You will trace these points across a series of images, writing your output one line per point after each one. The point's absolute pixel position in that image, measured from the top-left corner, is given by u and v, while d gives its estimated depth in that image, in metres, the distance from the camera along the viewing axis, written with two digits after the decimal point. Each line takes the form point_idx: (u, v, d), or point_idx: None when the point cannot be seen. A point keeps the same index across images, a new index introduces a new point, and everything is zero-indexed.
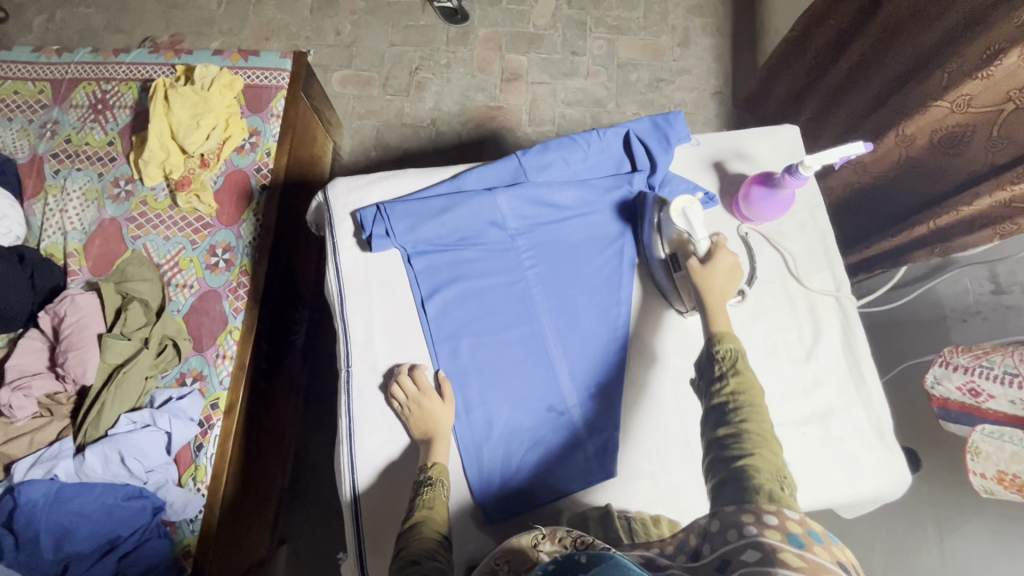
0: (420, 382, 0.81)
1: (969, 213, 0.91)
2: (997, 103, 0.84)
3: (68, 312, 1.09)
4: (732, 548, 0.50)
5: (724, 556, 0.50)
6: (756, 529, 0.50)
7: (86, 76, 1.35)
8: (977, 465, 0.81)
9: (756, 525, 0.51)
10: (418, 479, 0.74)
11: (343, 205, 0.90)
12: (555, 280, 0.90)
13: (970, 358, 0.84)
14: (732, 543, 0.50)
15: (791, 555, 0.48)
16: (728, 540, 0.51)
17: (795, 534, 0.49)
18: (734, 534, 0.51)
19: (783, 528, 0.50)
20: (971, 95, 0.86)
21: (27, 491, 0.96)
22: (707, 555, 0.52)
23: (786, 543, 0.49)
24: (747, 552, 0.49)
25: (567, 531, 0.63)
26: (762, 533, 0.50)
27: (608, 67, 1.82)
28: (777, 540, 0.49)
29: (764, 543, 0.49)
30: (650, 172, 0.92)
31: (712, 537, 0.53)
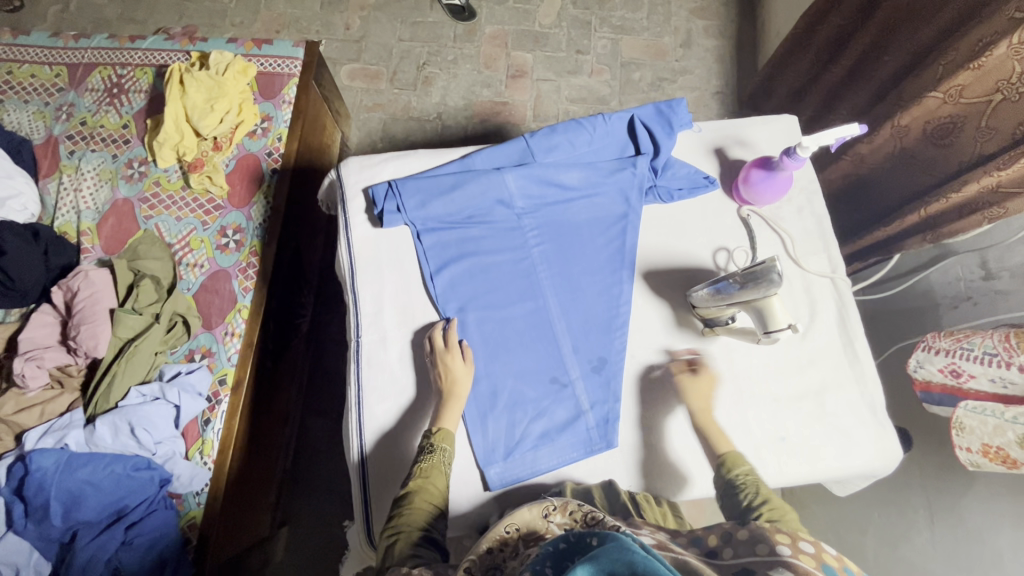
0: (448, 339, 0.84)
1: (959, 200, 0.94)
2: (987, 95, 0.87)
3: (81, 287, 1.11)
4: (759, 560, 0.54)
5: (747, 564, 0.55)
6: (789, 551, 0.54)
7: (102, 61, 1.38)
8: (964, 440, 0.83)
9: (790, 548, 0.54)
10: (421, 443, 0.77)
11: (355, 182, 0.93)
12: (560, 259, 0.93)
13: (951, 342, 0.87)
14: (760, 556, 0.55)
15: None
16: (756, 553, 0.55)
17: (827, 565, 0.52)
18: (765, 549, 0.55)
19: (818, 557, 0.53)
20: (963, 86, 0.89)
21: (38, 459, 0.98)
22: (731, 561, 0.57)
23: (820, 571, 0.52)
24: (775, 569, 0.52)
25: (578, 505, 0.66)
26: (795, 556, 0.53)
27: (612, 66, 1.86)
28: (809, 566, 0.52)
29: (794, 564, 0.52)
30: (652, 155, 0.94)
31: (737, 545, 0.58)
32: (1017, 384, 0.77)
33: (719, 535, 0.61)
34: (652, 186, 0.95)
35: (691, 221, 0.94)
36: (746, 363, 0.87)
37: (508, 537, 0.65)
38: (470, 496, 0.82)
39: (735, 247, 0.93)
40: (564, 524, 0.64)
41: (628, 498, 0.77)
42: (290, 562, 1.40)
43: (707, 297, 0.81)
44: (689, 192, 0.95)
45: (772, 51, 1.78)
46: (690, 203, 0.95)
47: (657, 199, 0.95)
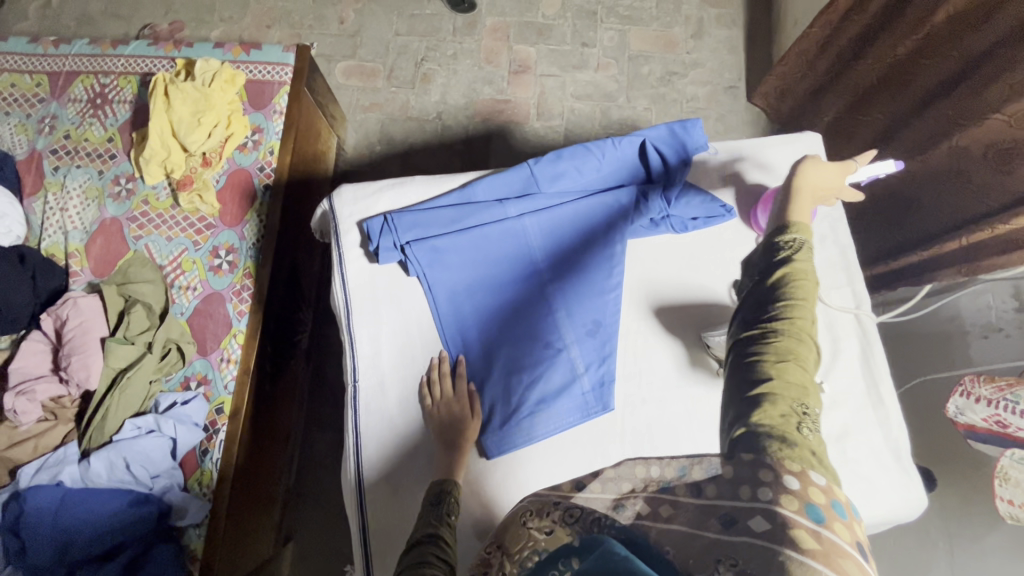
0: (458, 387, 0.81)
1: (1006, 232, 0.93)
2: None
3: (70, 315, 1.08)
4: (739, 506, 0.48)
5: (730, 511, 0.48)
6: (772, 495, 0.47)
7: (84, 69, 1.31)
8: (1006, 490, 0.81)
9: (773, 490, 0.48)
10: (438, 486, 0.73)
11: (349, 215, 0.88)
12: (551, 224, 0.87)
13: (992, 389, 0.84)
14: (742, 501, 0.48)
15: (803, 533, 0.44)
16: (739, 497, 0.48)
17: (813, 506, 0.47)
18: (746, 491, 0.48)
19: (804, 495, 0.48)
20: None
21: (34, 497, 0.97)
22: (715, 499, 0.49)
23: (803, 515, 0.46)
24: (756, 518, 0.46)
25: (555, 507, 0.59)
26: (778, 502, 0.47)
27: (619, 59, 1.77)
28: (794, 513, 0.46)
29: (778, 513, 0.46)
30: (665, 182, 0.88)
31: (721, 484, 0.51)
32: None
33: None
34: (664, 216, 0.88)
35: (707, 252, 0.89)
36: None
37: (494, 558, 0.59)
38: None
39: None
40: (544, 529, 0.56)
41: None
42: None
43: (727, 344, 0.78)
44: (705, 222, 0.88)
45: (789, 42, 1.68)
46: (706, 233, 0.89)
47: (670, 230, 0.88)
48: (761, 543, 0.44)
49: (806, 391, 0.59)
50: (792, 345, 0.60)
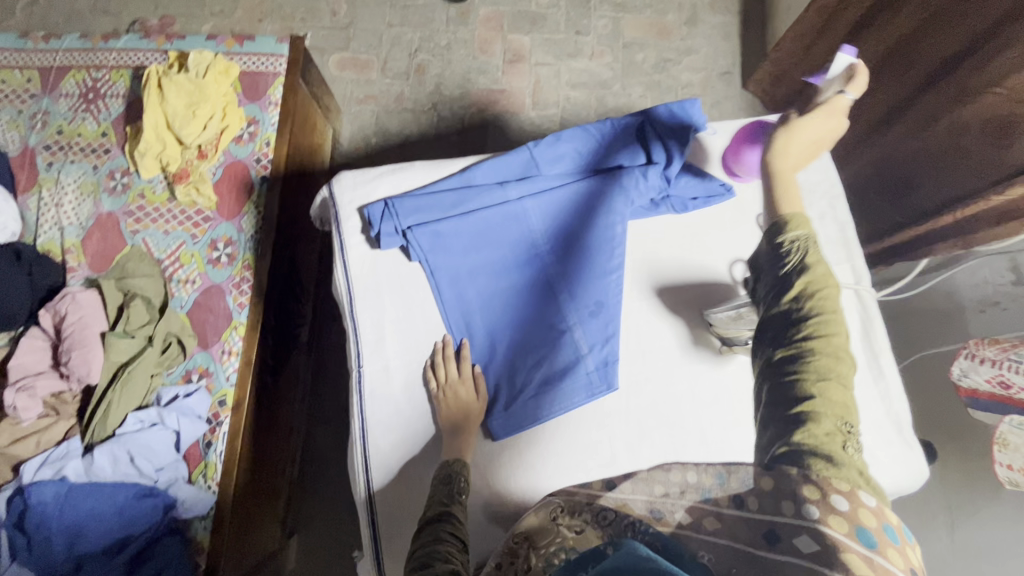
0: (462, 369, 0.82)
1: (998, 204, 0.98)
2: None
3: (69, 310, 1.07)
4: (787, 523, 0.51)
5: (774, 526, 0.51)
6: (817, 512, 0.50)
7: (75, 64, 1.30)
8: (1005, 456, 0.83)
9: (818, 507, 0.50)
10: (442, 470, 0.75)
11: (349, 201, 0.87)
12: (552, 207, 0.87)
13: (996, 351, 0.87)
14: (787, 517, 0.51)
15: (854, 554, 0.47)
16: (783, 513, 0.51)
17: (863, 529, 0.49)
18: (790, 508, 0.51)
19: (852, 517, 0.49)
20: None
21: (37, 492, 0.96)
22: (758, 516, 0.53)
23: (854, 540, 0.48)
24: (802, 538, 0.49)
25: (586, 507, 0.63)
26: (824, 521, 0.49)
27: (614, 47, 1.76)
28: (842, 535, 0.48)
29: (825, 534, 0.48)
30: (665, 162, 0.88)
31: (762, 498, 0.54)
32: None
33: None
34: (664, 197, 0.90)
35: (707, 231, 0.89)
36: None
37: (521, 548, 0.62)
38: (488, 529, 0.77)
39: None
40: (574, 526, 0.61)
41: None
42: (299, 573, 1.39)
43: (728, 319, 0.77)
44: (705, 201, 0.90)
45: (782, 26, 1.68)
46: (707, 213, 0.90)
47: (670, 210, 0.90)
48: (808, 561, 0.48)
49: (847, 408, 0.58)
50: (827, 360, 0.58)
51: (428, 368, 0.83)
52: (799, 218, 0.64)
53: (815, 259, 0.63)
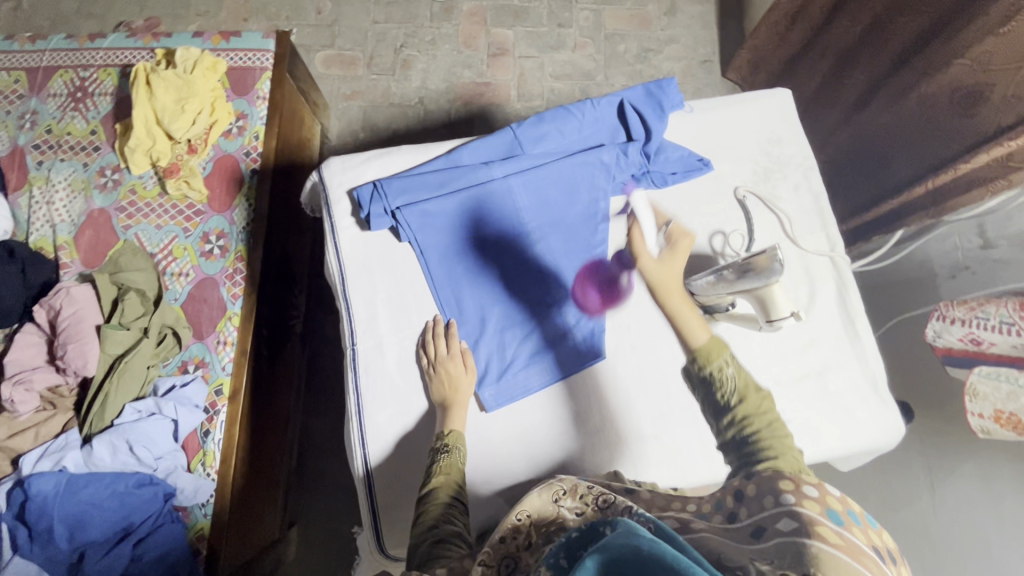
0: (452, 345, 0.83)
1: (967, 171, 1.01)
2: (1018, 60, 0.88)
3: (64, 304, 1.08)
4: (767, 514, 0.54)
5: (759, 521, 0.54)
6: (793, 499, 0.53)
7: (62, 63, 1.31)
8: (976, 406, 0.87)
9: (794, 495, 0.54)
10: (435, 446, 0.76)
11: (338, 184, 0.90)
12: (536, 185, 0.89)
13: (965, 311, 0.92)
14: (768, 509, 0.54)
15: (827, 530, 0.49)
16: (765, 507, 0.55)
17: (833, 511, 0.51)
18: (771, 501, 0.54)
19: (823, 502, 0.53)
20: (993, 51, 0.91)
21: (37, 483, 0.97)
22: (743, 519, 0.55)
23: (825, 517, 0.51)
24: (783, 520, 0.52)
25: (589, 488, 0.61)
26: (799, 503, 0.53)
27: (596, 39, 1.80)
28: (816, 514, 0.51)
29: (800, 513, 0.52)
30: (644, 140, 0.92)
31: (749, 502, 0.57)
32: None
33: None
34: (644, 173, 0.93)
35: (688, 205, 0.92)
36: (745, 348, 0.86)
37: (520, 524, 0.61)
38: (483, 495, 0.80)
39: (732, 230, 0.91)
40: (575, 509, 0.60)
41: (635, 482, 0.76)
42: (301, 562, 1.41)
43: (707, 285, 0.81)
44: (684, 175, 0.93)
45: (758, 14, 1.72)
46: (686, 187, 0.93)
47: (651, 185, 0.92)
48: (789, 538, 0.50)
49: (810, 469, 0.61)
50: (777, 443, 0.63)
51: (419, 347, 0.85)
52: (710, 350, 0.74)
53: (739, 380, 0.70)
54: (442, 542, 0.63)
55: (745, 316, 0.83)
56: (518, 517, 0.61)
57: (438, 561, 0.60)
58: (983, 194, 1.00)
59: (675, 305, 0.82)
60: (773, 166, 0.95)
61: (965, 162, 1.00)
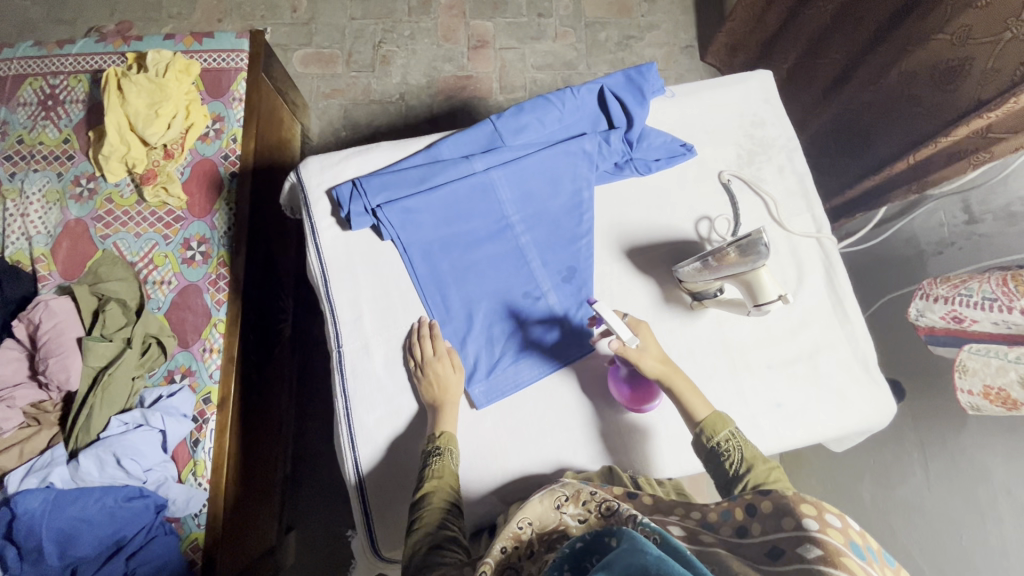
0: (437, 347, 0.82)
1: (948, 145, 1.00)
2: (995, 34, 0.87)
3: (42, 318, 1.06)
4: (786, 537, 0.53)
5: (776, 542, 0.54)
6: (816, 526, 0.52)
7: (30, 71, 1.27)
8: (966, 383, 0.88)
9: (816, 520, 0.52)
10: (426, 449, 0.75)
11: (317, 183, 0.88)
12: (518, 177, 0.88)
13: (948, 288, 0.92)
14: (787, 531, 0.53)
15: (851, 561, 0.48)
16: (784, 529, 0.54)
17: (856, 544, 0.50)
18: (791, 523, 0.54)
19: (846, 533, 0.51)
20: (971, 26, 0.90)
21: (23, 501, 0.94)
22: (758, 537, 0.56)
23: (849, 550, 0.49)
24: (803, 546, 0.51)
25: (592, 493, 0.61)
26: (824, 531, 0.51)
27: (577, 28, 1.78)
28: (839, 544, 0.50)
29: (823, 540, 0.50)
30: (626, 128, 0.91)
31: (764, 520, 0.56)
32: (1019, 325, 0.81)
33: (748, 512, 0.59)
34: (628, 160, 0.92)
35: (673, 191, 0.92)
36: (734, 333, 0.86)
37: (522, 534, 0.60)
38: (479, 491, 0.79)
39: (718, 215, 0.91)
40: (578, 515, 0.60)
41: (632, 481, 0.76)
42: (302, 565, 1.40)
43: (695, 272, 0.80)
44: (667, 161, 0.92)
45: None
46: (670, 173, 0.92)
47: (634, 172, 0.91)
48: (809, 565, 0.49)
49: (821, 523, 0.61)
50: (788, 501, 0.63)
51: (405, 352, 0.84)
52: (714, 423, 0.73)
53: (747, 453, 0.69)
54: (439, 547, 0.64)
55: (733, 302, 0.82)
56: (519, 524, 0.60)
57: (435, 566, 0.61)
58: (964, 167, 0.99)
59: (679, 387, 0.76)
60: (757, 148, 0.94)
61: (946, 136, 0.99)
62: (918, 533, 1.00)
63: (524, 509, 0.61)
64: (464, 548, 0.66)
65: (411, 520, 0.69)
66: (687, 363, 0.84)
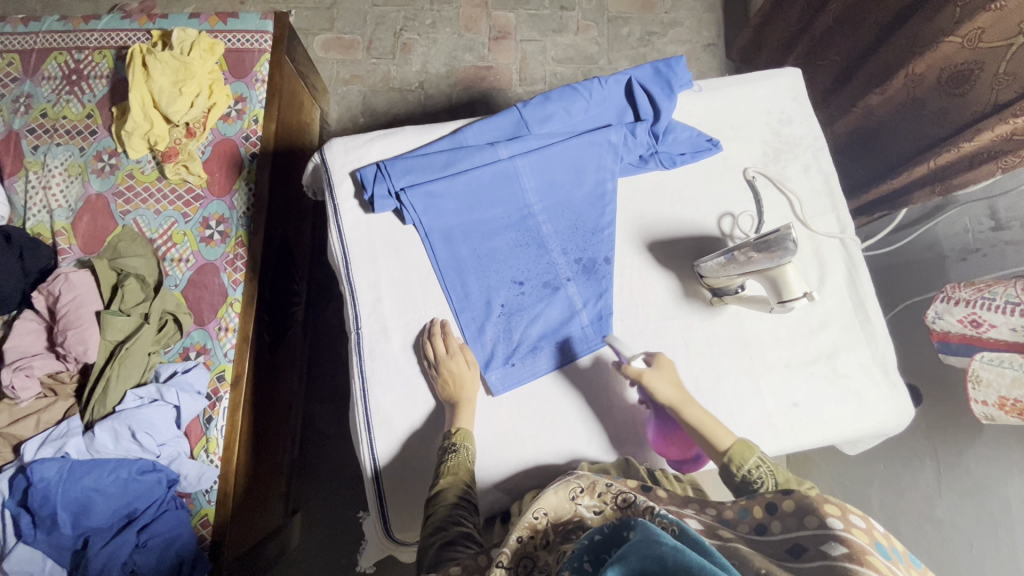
0: (450, 344, 0.81)
1: (971, 150, 0.98)
2: (1008, 38, 0.86)
3: (62, 290, 1.07)
4: (808, 534, 0.53)
5: (797, 539, 0.53)
6: (841, 524, 0.51)
7: (56, 46, 1.28)
8: (980, 393, 0.87)
9: (840, 519, 0.52)
10: (442, 445, 0.76)
11: (341, 165, 0.88)
12: (542, 166, 0.88)
13: (972, 291, 0.91)
14: (810, 529, 0.53)
15: (877, 560, 0.48)
16: (805, 526, 0.54)
17: (880, 544, 0.50)
18: (814, 521, 0.53)
19: (870, 534, 0.51)
20: (983, 29, 0.89)
21: (39, 469, 0.95)
22: (778, 534, 0.55)
23: (874, 550, 0.49)
24: (827, 544, 0.50)
25: (608, 486, 0.61)
26: (848, 530, 0.51)
27: (599, 22, 1.77)
28: (864, 543, 0.50)
29: (848, 539, 0.50)
30: (652, 121, 0.90)
31: (785, 518, 0.56)
32: None
33: (765, 508, 0.59)
34: (652, 153, 0.91)
35: (697, 186, 0.91)
36: (754, 331, 0.85)
37: (538, 524, 0.59)
38: (492, 478, 0.80)
39: (741, 212, 0.90)
40: (593, 507, 0.60)
41: (648, 474, 0.76)
42: (306, 547, 1.41)
43: (718, 266, 0.80)
44: (692, 156, 0.91)
45: None
46: (694, 167, 0.92)
47: (658, 165, 0.91)
48: (834, 563, 0.48)
49: None
50: None
51: (419, 347, 0.83)
52: (740, 453, 0.70)
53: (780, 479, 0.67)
54: (454, 542, 0.64)
55: (755, 298, 0.82)
56: (535, 514, 0.60)
57: (447, 562, 0.60)
58: (994, 170, 0.95)
59: (695, 416, 0.75)
60: (783, 146, 0.93)
61: (968, 142, 0.96)
62: (928, 541, 0.99)
63: (540, 498, 0.61)
64: (478, 544, 0.66)
65: (426, 516, 0.69)
66: (705, 358, 0.84)
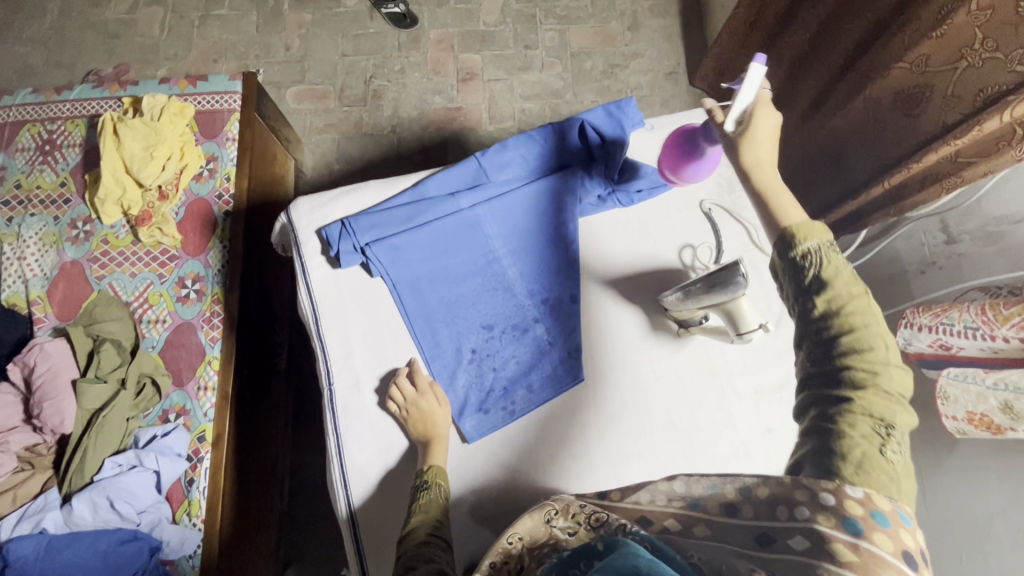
0: (418, 383, 0.82)
1: (918, 170, 1.01)
2: (952, 62, 0.91)
3: (37, 361, 1.07)
4: (778, 525, 0.49)
5: (765, 529, 0.50)
6: (808, 512, 0.48)
7: (29, 118, 1.30)
8: (950, 408, 0.88)
9: (808, 506, 0.49)
10: (415, 483, 0.76)
11: (306, 224, 0.90)
12: (503, 213, 0.90)
13: (931, 317, 0.91)
14: (780, 520, 0.49)
15: (844, 545, 0.45)
16: (776, 516, 0.50)
17: (852, 519, 0.46)
18: (784, 512, 0.50)
19: (842, 509, 0.47)
20: (927, 55, 0.94)
21: (17, 547, 0.93)
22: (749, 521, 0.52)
23: (841, 530, 0.46)
24: (793, 538, 0.47)
25: (580, 507, 0.61)
26: (814, 518, 0.47)
27: (562, 58, 1.83)
28: (830, 528, 0.46)
29: (813, 530, 0.47)
30: (607, 161, 0.94)
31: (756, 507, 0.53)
32: (1008, 351, 0.81)
33: (737, 490, 0.55)
34: (610, 192, 0.95)
35: (658, 220, 0.94)
36: (723, 360, 0.87)
37: (511, 549, 0.61)
38: (472, 526, 0.79)
39: (700, 243, 0.93)
40: (567, 529, 0.60)
41: None
42: None
43: (679, 299, 0.81)
44: (650, 191, 0.94)
45: (718, 26, 1.77)
46: (652, 203, 0.95)
47: (617, 203, 0.94)
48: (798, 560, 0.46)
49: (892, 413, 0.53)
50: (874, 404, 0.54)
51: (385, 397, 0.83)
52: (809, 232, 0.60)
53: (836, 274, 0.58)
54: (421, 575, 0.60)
55: (716, 328, 0.83)
56: (510, 540, 0.61)
57: None
58: (937, 193, 1.00)
59: (765, 184, 0.64)
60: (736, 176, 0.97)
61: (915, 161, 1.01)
62: None
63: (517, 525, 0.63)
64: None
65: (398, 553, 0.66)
66: (674, 390, 0.85)
